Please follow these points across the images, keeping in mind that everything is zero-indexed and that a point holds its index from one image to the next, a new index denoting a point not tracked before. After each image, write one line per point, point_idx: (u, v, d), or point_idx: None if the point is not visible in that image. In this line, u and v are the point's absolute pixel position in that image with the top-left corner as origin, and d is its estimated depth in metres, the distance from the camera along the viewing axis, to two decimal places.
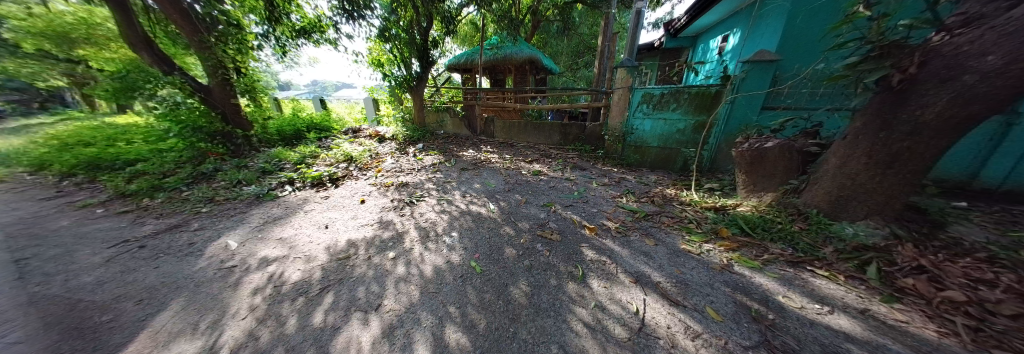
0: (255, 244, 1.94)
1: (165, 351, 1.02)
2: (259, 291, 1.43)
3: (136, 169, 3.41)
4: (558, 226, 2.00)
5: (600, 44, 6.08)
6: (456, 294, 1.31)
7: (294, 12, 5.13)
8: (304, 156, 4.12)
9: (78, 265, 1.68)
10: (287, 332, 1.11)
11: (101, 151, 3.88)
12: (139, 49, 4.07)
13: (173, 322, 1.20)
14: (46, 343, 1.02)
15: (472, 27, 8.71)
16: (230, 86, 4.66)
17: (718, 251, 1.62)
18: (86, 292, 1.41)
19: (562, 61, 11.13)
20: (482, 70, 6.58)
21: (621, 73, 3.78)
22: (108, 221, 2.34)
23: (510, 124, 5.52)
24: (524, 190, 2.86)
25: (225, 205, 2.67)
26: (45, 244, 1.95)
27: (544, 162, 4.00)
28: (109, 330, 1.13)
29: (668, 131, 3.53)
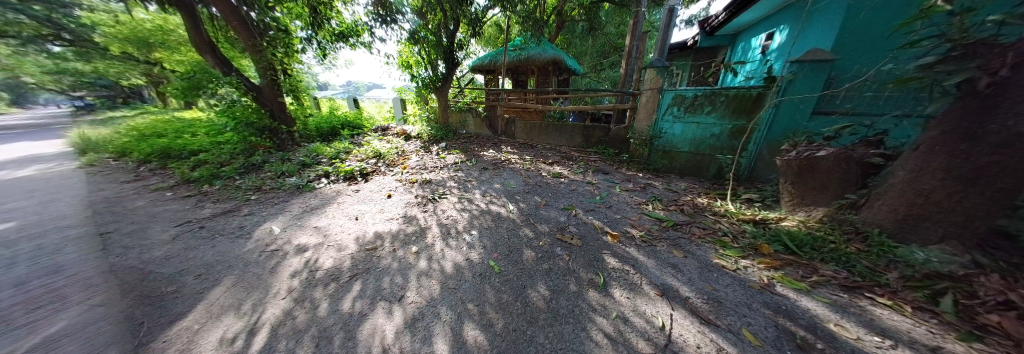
0: (295, 230, 2.11)
1: (216, 325, 1.15)
2: (296, 274, 1.55)
3: (198, 158, 3.88)
4: (579, 231, 1.95)
5: (627, 43, 5.87)
6: (475, 292, 1.33)
7: (334, 19, 5.51)
8: (338, 151, 4.41)
9: (151, 241, 1.94)
10: (321, 315, 1.21)
11: (170, 142, 4.46)
12: (205, 52, 4.62)
13: (224, 297, 1.35)
14: (123, 308, 1.21)
15: (497, 29, 8.84)
16: (277, 86, 5.13)
17: (758, 268, 1.49)
18: (156, 264, 1.63)
19: (586, 61, 10.88)
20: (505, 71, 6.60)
21: (651, 74, 3.63)
22: (176, 203, 2.68)
23: (532, 125, 5.52)
24: (544, 192, 2.84)
25: (270, 193, 2.94)
26: (127, 220, 2.29)
27: (565, 164, 3.95)
28: (173, 299, 1.31)
29: (701, 136, 3.31)
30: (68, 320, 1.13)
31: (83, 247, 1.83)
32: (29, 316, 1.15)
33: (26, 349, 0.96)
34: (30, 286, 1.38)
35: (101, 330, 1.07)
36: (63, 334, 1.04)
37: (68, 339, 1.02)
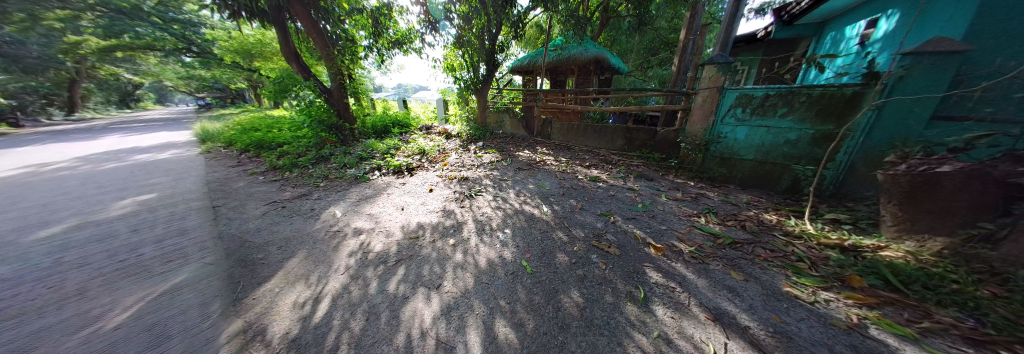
0: (353, 215, 2.40)
1: (291, 290, 1.41)
2: (353, 254, 1.77)
3: (283, 150, 4.69)
4: (616, 239, 1.85)
5: (681, 38, 5.33)
6: (507, 289, 1.35)
7: (390, 28, 6.11)
8: (389, 147, 4.88)
9: (249, 215, 2.42)
10: (371, 293, 1.37)
11: (263, 136, 5.47)
12: (292, 61, 5.53)
13: (298, 266, 1.64)
14: (227, 267, 1.61)
15: (537, 29, 8.84)
16: (344, 89, 5.90)
17: (844, 304, 1.21)
18: (253, 234, 2.04)
19: (631, 59, 10.20)
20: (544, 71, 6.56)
21: (710, 71, 3.25)
22: (266, 185, 3.27)
23: (569, 127, 5.42)
24: (579, 196, 2.75)
25: (334, 182, 3.40)
26: (234, 197, 2.88)
27: (602, 168, 3.79)
28: (261, 263, 1.67)
29: (771, 142, 2.87)
30: (189, 273, 1.56)
31: (203, 216, 2.36)
32: (165, 267, 1.61)
33: (160, 293, 1.37)
34: (166, 244, 1.88)
35: (203, 283, 1.47)
36: (184, 285, 1.45)
37: (187, 288, 1.42)
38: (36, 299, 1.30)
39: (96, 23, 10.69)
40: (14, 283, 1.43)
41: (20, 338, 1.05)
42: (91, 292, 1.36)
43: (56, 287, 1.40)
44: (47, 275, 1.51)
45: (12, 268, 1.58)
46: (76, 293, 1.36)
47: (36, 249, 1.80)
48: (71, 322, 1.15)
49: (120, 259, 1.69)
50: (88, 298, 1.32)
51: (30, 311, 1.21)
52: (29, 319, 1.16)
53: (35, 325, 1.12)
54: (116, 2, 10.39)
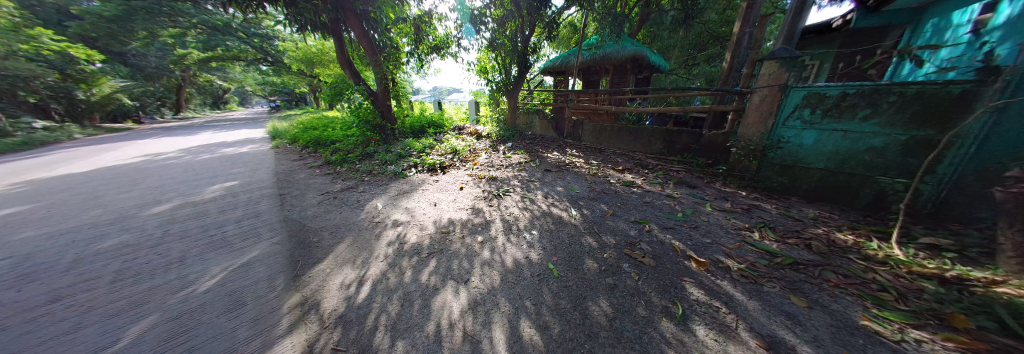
0: (392, 208, 2.62)
1: (340, 272, 1.59)
2: (391, 244, 1.93)
3: (335, 147, 5.29)
4: (651, 249, 1.73)
5: (734, 32, 4.79)
6: (533, 291, 1.35)
7: (430, 34, 6.55)
8: (425, 146, 5.20)
9: (309, 203, 2.78)
10: (405, 281, 1.48)
11: (320, 134, 6.23)
12: (346, 68, 6.21)
13: (346, 251, 1.83)
14: (290, 247, 1.88)
15: (571, 29, 8.68)
16: (387, 92, 6.45)
17: (935, 345, 0.93)
18: (313, 220, 2.34)
19: (673, 56, 9.45)
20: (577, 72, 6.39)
21: (770, 67, 2.89)
22: (321, 178, 3.72)
23: (601, 129, 5.23)
24: (611, 200, 2.64)
25: (376, 177, 3.74)
26: (297, 186, 3.34)
27: (637, 172, 3.59)
28: (318, 246, 1.90)
29: (848, 149, 2.43)
30: (260, 250, 1.85)
31: (273, 202, 2.78)
32: (242, 243, 1.94)
33: (238, 265, 1.67)
34: (245, 224, 2.26)
35: (266, 259, 1.74)
36: (258, 259, 1.73)
37: (258, 263, 1.70)
38: (153, 262, 1.70)
39: (197, 37, 13.02)
40: (139, 248, 1.87)
41: (140, 293, 1.39)
42: (187, 261, 1.71)
43: (166, 254, 1.79)
44: (159, 243, 1.94)
45: (137, 236, 2.05)
46: (178, 259, 1.73)
47: (152, 222, 2.30)
48: (174, 283, 1.47)
49: (212, 233, 2.09)
50: (187, 265, 1.66)
51: (146, 272, 1.58)
52: (146, 278, 1.52)
53: (150, 283, 1.47)
54: (214, 21, 12.57)
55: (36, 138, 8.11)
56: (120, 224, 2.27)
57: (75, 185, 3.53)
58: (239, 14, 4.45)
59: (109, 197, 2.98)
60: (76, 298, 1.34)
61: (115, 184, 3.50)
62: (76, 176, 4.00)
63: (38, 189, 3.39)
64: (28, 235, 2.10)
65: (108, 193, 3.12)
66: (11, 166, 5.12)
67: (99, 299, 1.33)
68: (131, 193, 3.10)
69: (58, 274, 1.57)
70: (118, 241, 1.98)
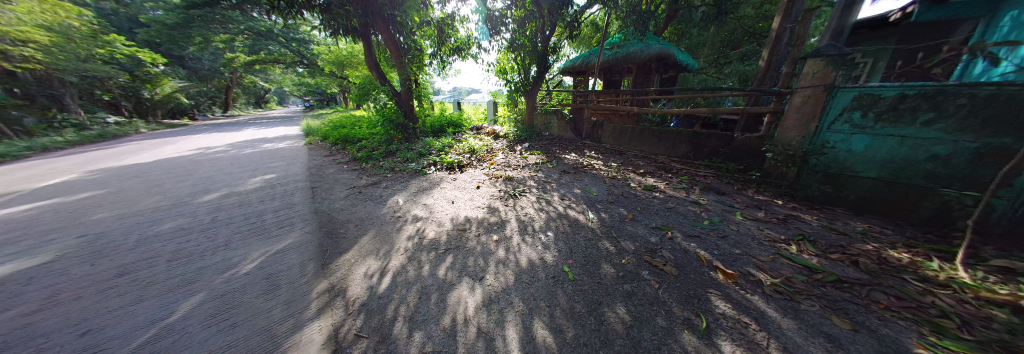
0: (412, 204, 2.73)
1: (362, 262, 1.68)
2: (411, 238, 2.01)
3: (361, 144, 5.60)
4: (673, 257, 1.66)
5: (773, 27, 4.42)
6: (547, 292, 1.35)
7: (452, 36, 6.80)
8: (444, 145, 5.35)
9: (337, 196, 2.98)
10: (423, 275, 1.54)
11: (349, 132, 6.63)
12: (373, 69, 6.55)
13: (370, 243, 1.94)
14: (320, 236, 2.03)
15: (592, 27, 8.48)
16: (411, 93, 6.71)
17: None
18: (341, 213, 2.51)
19: (702, 55, 8.92)
20: (598, 71, 6.22)
21: (815, 66, 2.60)
22: (348, 173, 3.97)
23: (622, 130, 5.08)
24: (630, 205, 2.56)
25: (398, 174, 3.91)
26: (327, 180, 3.59)
27: (660, 176, 3.44)
28: (345, 237, 2.03)
29: (909, 157, 2.14)
30: (293, 238, 2.01)
31: (306, 194, 3.01)
32: (278, 231, 2.12)
33: (275, 251, 1.83)
34: (281, 213, 2.47)
35: (296, 247, 1.88)
36: (291, 246, 1.89)
37: (291, 250, 1.85)
38: (203, 244, 1.91)
39: (244, 43, 14.36)
40: (191, 231, 2.11)
41: (192, 272, 1.57)
42: (232, 245, 1.90)
43: (213, 238, 2.00)
44: (208, 228, 2.17)
45: (191, 221, 2.31)
46: (224, 243, 1.93)
47: (203, 209, 2.58)
48: (220, 265, 1.65)
49: (253, 220, 2.31)
50: (231, 248, 1.85)
51: (196, 254, 1.78)
52: (197, 259, 1.72)
53: (200, 264, 1.66)
54: (258, 27, 13.78)
55: (110, 132, 9.39)
56: (177, 209, 2.57)
57: (142, 173, 4.04)
58: (282, 21, 4.85)
59: (169, 185, 3.39)
60: (141, 274, 1.54)
61: (174, 174, 3.97)
62: (143, 166, 4.57)
63: (114, 176, 3.93)
64: (105, 216, 2.44)
65: (168, 182, 3.55)
66: (95, 155, 5.99)
67: (160, 275, 1.53)
68: (186, 182, 3.49)
69: (127, 251, 1.81)
70: (174, 224, 2.25)
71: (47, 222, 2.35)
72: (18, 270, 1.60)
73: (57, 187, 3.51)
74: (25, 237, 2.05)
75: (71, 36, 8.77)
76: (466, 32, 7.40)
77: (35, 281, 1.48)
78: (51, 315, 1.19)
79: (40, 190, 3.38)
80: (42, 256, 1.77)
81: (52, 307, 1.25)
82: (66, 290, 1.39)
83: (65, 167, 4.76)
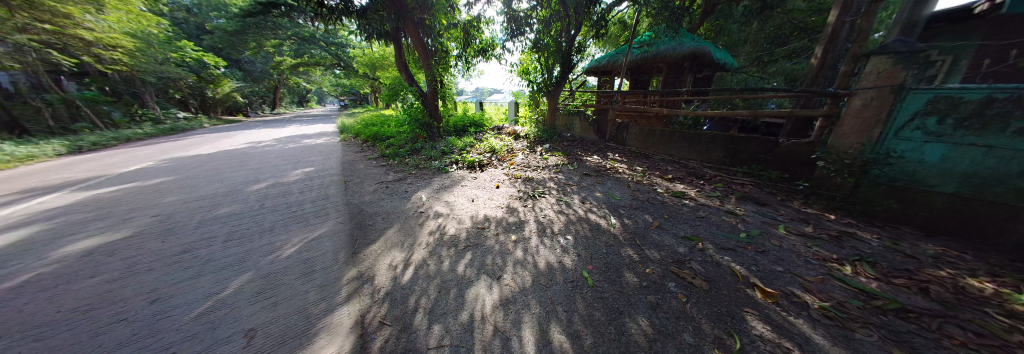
0: (434, 200, 2.83)
1: (388, 253, 1.79)
2: (432, 233, 2.09)
3: (389, 142, 5.91)
4: (703, 269, 1.55)
5: (830, 20, 3.96)
6: (565, 296, 1.33)
7: (477, 37, 6.92)
8: (466, 144, 5.48)
9: (367, 190, 3.18)
10: (443, 270, 1.59)
11: (378, 130, 7.04)
12: (402, 71, 6.89)
13: (395, 236, 2.05)
14: (351, 227, 2.18)
15: (620, 26, 8.18)
16: (436, 93, 6.95)
17: None
18: (370, 206, 2.67)
19: (742, 52, 8.23)
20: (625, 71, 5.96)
21: (881, 64, 2.27)
22: (376, 168, 4.21)
23: (649, 133, 4.85)
24: (656, 211, 2.44)
25: (422, 171, 4.07)
26: (358, 175, 3.84)
27: (690, 182, 3.23)
28: (373, 229, 2.16)
29: (1001, 170, 1.79)
30: (327, 227, 2.19)
31: (340, 187, 3.25)
32: (315, 220, 2.31)
33: (312, 237, 2.00)
34: (318, 203, 2.70)
35: (330, 235, 2.05)
36: (326, 234, 2.05)
37: (326, 237, 2.01)
38: (252, 228, 2.13)
39: (291, 47, 15.81)
40: (241, 216, 2.37)
41: (242, 252, 1.77)
42: (276, 230, 2.11)
43: (260, 223, 2.24)
44: (256, 214, 2.43)
45: (243, 206, 2.61)
46: (269, 228, 2.14)
47: (253, 196, 2.89)
48: (266, 247, 1.84)
49: (294, 209, 2.55)
50: (275, 233, 2.05)
51: (246, 236, 2.00)
52: (246, 241, 1.93)
53: (249, 246, 1.86)
54: (302, 33, 15.12)
55: (181, 127, 10.88)
56: (232, 196, 2.91)
57: (205, 163, 4.62)
58: (324, 27, 5.26)
59: (226, 174, 3.83)
60: (201, 251, 1.77)
61: (229, 164, 4.48)
62: (205, 156, 5.22)
63: (182, 165, 4.53)
64: (173, 199, 2.83)
65: (225, 171, 4.02)
66: (169, 146, 6.96)
67: (216, 254, 1.74)
68: (238, 172, 3.94)
69: (191, 231, 2.09)
70: (229, 209, 2.54)
71: (129, 202, 2.77)
72: (107, 243, 1.91)
73: (138, 172, 4.13)
74: (114, 214, 2.44)
75: (150, 41, 10.26)
76: (490, 33, 7.49)
77: (120, 253, 1.76)
78: (131, 284, 1.41)
79: (125, 175, 3.99)
80: (126, 231, 2.09)
81: (133, 276, 1.48)
82: (143, 262, 1.63)
83: (145, 156, 5.59)
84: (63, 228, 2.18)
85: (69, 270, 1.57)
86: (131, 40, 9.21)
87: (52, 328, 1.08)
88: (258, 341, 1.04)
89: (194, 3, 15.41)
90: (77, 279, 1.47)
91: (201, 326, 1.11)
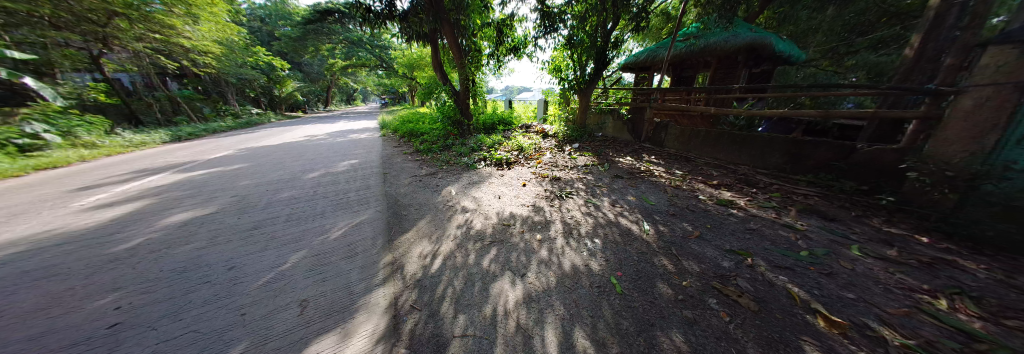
0: (463, 195, 2.96)
1: (419, 242, 1.91)
2: (460, 227, 2.18)
3: (423, 138, 6.24)
4: (750, 287, 1.38)
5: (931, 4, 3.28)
6: (591, 301, 1.29)
7: (509, 36, 7.00)
8: (494, 142, 5.57)
9: (403, 182, 3.42)
10: (468, 263, 1.65)
11: (414, 126, 7.48)
12: (437, 70, 7.23)
13: (427, 227, 2.18)
14: (388, 215, 2.38)
15: (663, 17, 7.60)
16: (468, 92, 7.17)
17: None
18: (406, 197, 2.88)
19: (813, 42, 7.07)
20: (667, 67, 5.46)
21: (999, 56, 1.83)
22: (411, 163, 4.50)
23: (692, 134, 4.45)
24: (696, 221, 2.23)
25: (452, 166, 4.25)
26: (395, 168, 4.15)
27: (739, 190, 2.90)
28: (407, 219, 2.33)
29: None
30: (368, 214, 2.41)
31: (379, 178, 3.55)
32: (359, 207, 2.56)
33: (355, 223, 2.23)
34: (361, 192, 2.97)
35: (370, 221, 2.25)
36: (366, 220, 2.26)
37: (367, 223, 2.22)
38: (306, 212, 2.44)
39: (342, 50, 17.51)
40: (298, 200, 2.73)
41: (299, 232, 2.04)
42: (326, 214, 2.39)
43: (313, 207, 2.55)
44: (310, 199, 2.77)
45: (300, 192, 2.99)
46: (321, 212, 2.43)
47: (308, 183, 3.30)
48: (318, 229, 2.10)
49: (341, 196, 2.85)
50: (325, 217, 2.32)
51: (302, 218, 2.30)
52: (302, 222, 2.21)
53: (304, 227, 2.13)
54: (352, 37, 16.64)
55: (255, 121, 12.80)
56: (292, 182, 3.36)
57: (271, 153, 5.38)
58: (372, 31, 5.73)
59: (287, 163, 4.42)
60: (267, 228, 2.08)
61: (290, 155, 5.16)
62: (271, 147, 6.07)
63: (254, 154, 5.34)
64: (246, 183, 3.35)
65: (286, 161, 4.63)
66: (245, 137, 8.23)
67: (279, 232, 2.03)
68: (296, 162, 4.52)
69: (260, 211, 2.46)
70: (289, 193, 2.94)
71: (214, 184, 3.35)
72: (198, 217, 2.34)
73: (221, 159, 4.96)
74: (202, 193, 2.97)
75: (233, 48, 12.14)
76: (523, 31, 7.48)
77: (208, 226, 2.14)
78: (215, 252, 1.71)
79: (211, 161, 4.82)
80: (212, 208, 2.54)
81: (217, 246, 1.80)
82: (225, 235, 1.97)
83: (226, 146, 6.69)
84: (167, 202, 2.72)
85: (172, 237, 1.96)
86: (218, 47, 10.97)
87: (160, 284, 1.36)
88: (309, 311, 1.20)
89: (267, 14, 17.89)
90: (177, 245, 1.83)
91: (266, 293, 1.31)
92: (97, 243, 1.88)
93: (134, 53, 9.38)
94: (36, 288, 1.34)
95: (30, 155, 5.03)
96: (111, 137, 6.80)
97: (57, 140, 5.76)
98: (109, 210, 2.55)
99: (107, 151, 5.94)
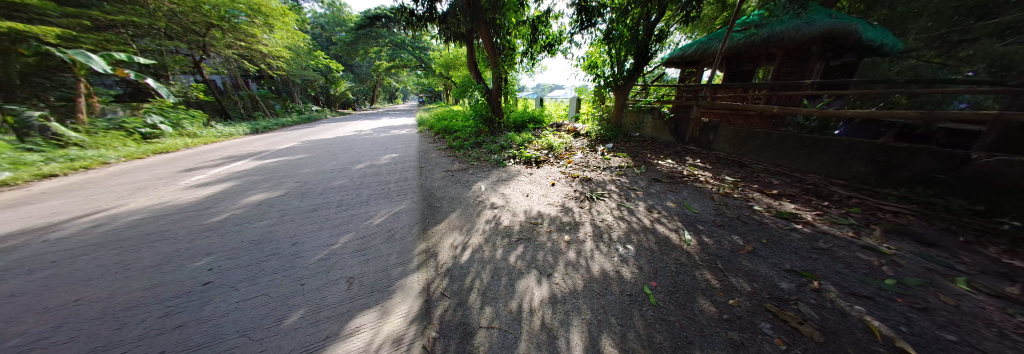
0: (491, 192, 3.03)
1: (450, 234, 2.02)
2: (488, 222, 2.25)
3: (456, 135, 6.51)
4: (816, 316, 1.19)
5: None
6: (620, 309, 1.24)
7: (543, 33, 6.95)
8: (524, 140, 5.58)
9: (437, 176, 3.63)
10: (496, 258, 1.69)
11: (449, 124, 7.83)
12: (472, 69, 7.45)
13: (457, 220, 2.28)
14: (423, 207, 2.54)
15: (718, 6, 6.82)
16: (501, 90, 7.27)
17: None
18: (440, 191, 3.05)
19: None
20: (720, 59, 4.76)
21: None
22: (444, 158, 4.74)
23: (747, 136, 3.95)
24: (749, 234, 1.99)
25: (483, 163, 4.38)
26: (430, 162, 4.42)
27: (806, 202, 2.50)
28: (439, 211, 2.46)
29: None
30: (406, 204, 2.61)
31: (415, 172, 3.81)
32: (398, 197, 2.79)
33: (395, 211, 2.43)
34: (399, 184, 3.23)
35: (407, 211, 2.44)
36: (404, 210, 2.46)
37: (404, 212, 2.41)
38: (353, 199, 2.73)
39: (387, 52, 19.02)
40: (347, 188, 3.07)
41: (348, 216, 2.30)
42: (370, 202, 2.65)
43: (359, 195, 2.84)
44: (356, 187, 3.09)
45: (349, 181, 3.36)
46: (365, 200, 2.70)
47: (356, 173, 3.69)
48: (363, 215, 2.34)
49: (383, 186, 3.13)
50: (369, 204, 2.58)
51: (349, 204, 2.58)
52: (350, 208, 2.48)
53: (352, 212, 2.39)
54: (395, 39, 17.94)
55: (314, 117, 14.62)
56: (342, 171, 3.78)
57: (326, 146, 6.11)
58: (414, 33, 6.11)
59: (338, 155, 4.99)
60: (322, 211, 2.38)
61: (341, 147, 5.81)
62: (326, 141, 6.89)
63: (313, 146, 6.12)
64: (306, 171, 3.87)
65: (338, 153, 5.23)
66: (306, 131, 9.47)
67: (331, 215, 2.31)
68: (346, 154, 5.06)
69: (316, 196, 2.82)
70: (340, 181, 3.32)
71: (281, 171, 3.92)
72: (269, 198, 2.77)
73: (287, 149, 5.79)
74: (273, 178, 3.50)
75: (297, 52, 13.94)
76: (558, 28, 7.34)
77: (276, 206, 2.52)
78: (282, 229, 2.02)
79: (280, 151, 5.65)
80: (279, 191, 2.98)
81: (284, 224, 2.11)
82: (290, 215, 2.31)
83: (291, 138, 7.78)
84: (248, 184, 3.27)
85: (250, 213, 2.35)
86: (288, 52, 12.71)
87: (242, 252, 1.66)
88: (354, 287, 1.35)
89: (325, 22, 20.18)
90: (254, 221, 2.19)
91: (320, 267, 1.51)
92: (198, 214, 2.34)
93: (224, 59, 11.33)
94: (160, 248, 1.73)
95: (150, 141, 6.47)
96: (209, 129, 8.35)
97: (168, 130, 7.24)
98: (206, 189, 3.15)
99: (205, 140, 7.32)
